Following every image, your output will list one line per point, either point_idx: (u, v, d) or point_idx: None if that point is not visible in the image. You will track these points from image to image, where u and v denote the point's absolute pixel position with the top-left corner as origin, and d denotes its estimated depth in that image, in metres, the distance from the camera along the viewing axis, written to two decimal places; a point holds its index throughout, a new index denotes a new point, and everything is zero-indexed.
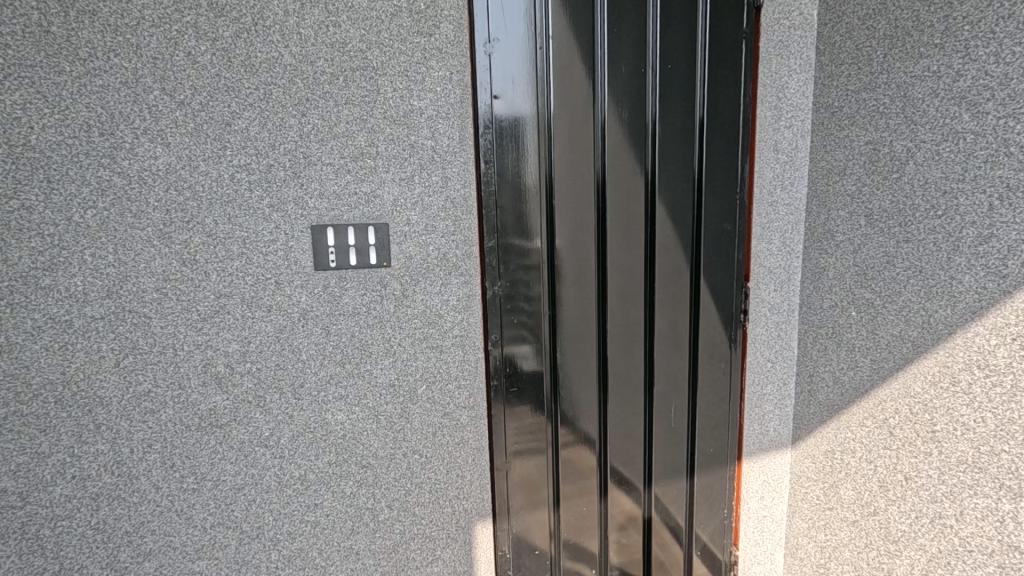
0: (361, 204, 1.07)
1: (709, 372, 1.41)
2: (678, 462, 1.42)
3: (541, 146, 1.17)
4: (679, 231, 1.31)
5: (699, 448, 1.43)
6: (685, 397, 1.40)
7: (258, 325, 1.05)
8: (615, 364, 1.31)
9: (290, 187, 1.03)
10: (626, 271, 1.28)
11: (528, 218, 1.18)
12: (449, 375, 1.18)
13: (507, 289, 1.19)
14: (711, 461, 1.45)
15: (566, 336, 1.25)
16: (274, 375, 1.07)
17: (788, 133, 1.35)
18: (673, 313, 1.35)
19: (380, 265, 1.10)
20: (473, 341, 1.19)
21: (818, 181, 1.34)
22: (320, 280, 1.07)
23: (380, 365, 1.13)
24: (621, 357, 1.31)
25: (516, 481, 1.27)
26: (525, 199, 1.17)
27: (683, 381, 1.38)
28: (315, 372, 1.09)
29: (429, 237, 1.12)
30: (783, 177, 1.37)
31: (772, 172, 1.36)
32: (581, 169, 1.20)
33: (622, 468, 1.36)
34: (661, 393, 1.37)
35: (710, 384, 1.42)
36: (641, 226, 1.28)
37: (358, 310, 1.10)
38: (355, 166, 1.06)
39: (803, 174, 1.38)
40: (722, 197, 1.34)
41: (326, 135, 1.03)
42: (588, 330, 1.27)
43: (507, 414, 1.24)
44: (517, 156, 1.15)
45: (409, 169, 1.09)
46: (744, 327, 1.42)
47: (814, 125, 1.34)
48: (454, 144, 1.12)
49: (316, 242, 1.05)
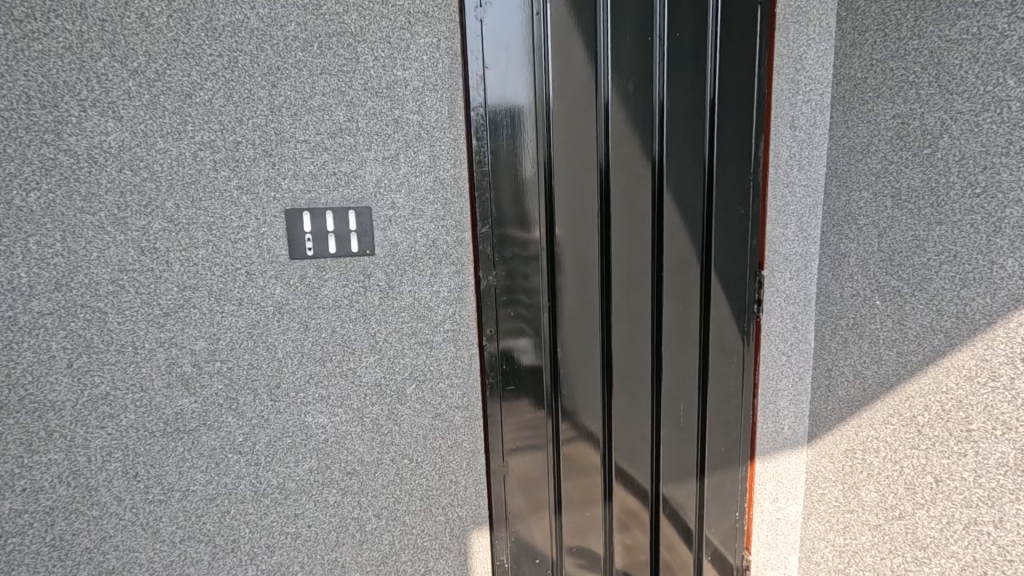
0: (340, 186, 0.97)
1: (721, 367, 1.32)
2: (686, 463, 1.33)
3: (539, 124, 1.06)
4: (689, 215, 1.21)
5: (710, 448, 1.34)
6: (695, 395, 1.30)
7: (228, 321, 0.95)
8: (621, 360, 1.21)
9: (260, 166, 0.92)
10: (632, 259, 1.18)
11: (525, 202, 1.08)
12: (441, 373, 1.09)
13: (502, 279, 1.10)
14: (722, 462, 1.36)
15: (567, 331, 1.16)
16: (248, 375, 0.97)
17: (807, 107, 1.25)
18: (681, 304, 1.25)
19: (364, 253, 1.00)
20: (465, 336, 1.10)
21: (839, 160, 1.24)
22: (296, 270, 0.97)
23: (365, 363, 1.03)
24: (627, 353, 1.22)
25: (514, 482, 1.18)
26: (522, 182, 1.07)
27: (693, 377, 1.29)
28: (293, 371, 1.00)
29: (416, 222, 1.02)
30: (800, 157, 1.27)
31: (788, 151, 1.26)
32: (583, 148, 1.10)
33: (628, 470, 1.27)
34: (669, 389, 1.27)
35: (721, 380, 1.32)
36: (648, 210, 1.18)
37: (339, 303, 1.00)
38: (333, 144, 0.96)
39: (822, 153, 1.28)
40: (736, 179, 1.24)
41: (300, 108, 0.93)
42: (591, 324, 1.18)
43: (504, 412, 1.14)
44: (512, 134, 1.05)
45: (393, 147, 0.99)
46: (757, 319, 1.32)
47: (834, 99, 1.24)
48: (443, 119, 1.02)
49: (292, 228, 0.95)
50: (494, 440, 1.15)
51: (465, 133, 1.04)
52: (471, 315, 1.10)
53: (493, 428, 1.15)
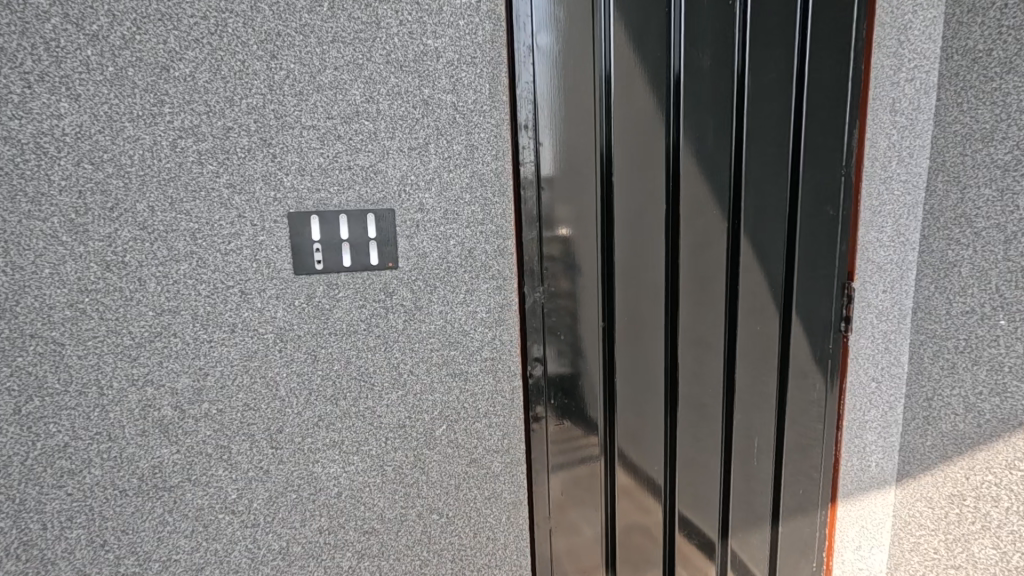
0: (356, 184, 0.78)
1: (798, 395, 1.13)
2: (759, 504, 1.15)
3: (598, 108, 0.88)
4: (768, 218, 1.03)
5: (785, 488, 1.16)
6: (771, 427, 1.12)
7: (219, 353, 0.76)
8: (686, 388, 1.04)
9: (257, 159, 0.74)
10: (701, 269, 1.00)
11: (582, 204, 0.90)
12: (477, 411, 0.89)
13: (552, 293, 0.91)
14: (798, 503, 1.18)
15: (628, 357, 0.98)
16: (243, 419, 0.78)
17: (905, 89, 1.01)
18: (757, 321, 1.07)
19: (385, 266, 0.81)
20: (507, 365, 0.90)
21: (949, 151, 0.98)
22: (303, 288, 0.78)
23: (386, 400, 0.84)
24: (693, 379, 1.04)
25: (561, 528, 1.00)
26: (577, 179, 0.89)
27: (768, 407, 1.11)
28: (299, 412, 0.81)
29: (449, 227, 0.83)
30: (896, 146, 1.04)
31: (885, 140, 1.04)
32: (649, 138, 0.92)
33: (693, 516, 1.09)
34: (741, 421, 1.10)
35: (799, 409, 1.14)
36: (721, 212, 1.00)
37: (354, 328, 0.81)
38: (347, 130, 0.76)
39: (926, 144, 1.02)
40: (823, 175, 1.05)
41: (306, 85, 0.74)
42: (654, 347, 0.99)
43: (551, 447, 0.96)
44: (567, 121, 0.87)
45: (421, 135, 0.80)
46: (845, 340, 1.13)
47: (943, 77, 0.98)
48: (482, 100, 0.82)
49: (296, 237, 0.76)
50: (539, 473, 0.96)
51: (510, 119, 0.85)
52: (515, 340, 0.91)
53: (537, 466, 0.96)
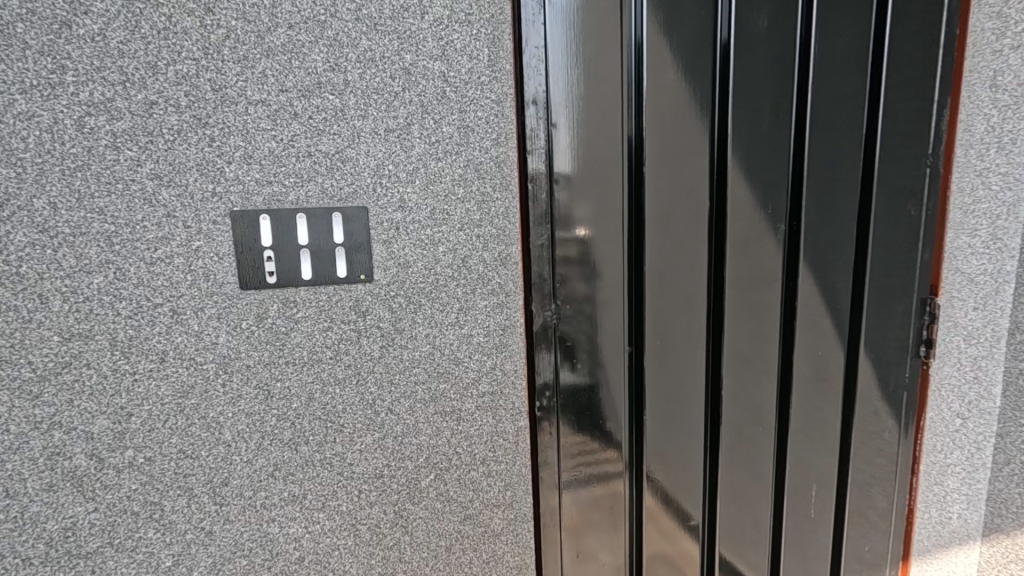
0: (318, 175, 0.61)
1: (867, 436, 0.92)
2: (814, 563, 0.95)
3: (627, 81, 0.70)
4: (833, 221, 0.82)
5: (846, 546, 0.95)
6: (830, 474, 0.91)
7: (146, 388, 0.61)
8: (728, 425, 0.85)
9: (189, 143, 0.57)
10: (752, 283, 0.81)
11: (605, 198, 0.72)
12: (472, 458, 0.72)
13: (566, 310, 0.73)
14: (863, 566, 0.96)
15: (659, 386, 0.80)
16: (178, 469, 0.63)
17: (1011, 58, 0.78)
18: (819, 346, 0.86)
19: (355, 279, 0.64)
20: (510, 402, 0.72)
21: None
22: (251, 307, 0.62)
23: (357, 445, 0.68)
24: (737, 415, 0.85)
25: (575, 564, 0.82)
26: (598, 171, 0.71)
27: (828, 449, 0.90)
28: (248, 460, 0.65)
29: (437, 231, 0.66)
30: (996, 131, 0.80)
31: (984, 123, 0.80)
32: (690, 120, 0.74)
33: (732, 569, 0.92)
34: (794, 466, 0.90)
35: (869, 456, 0.92)
36: (777, 213, 0.80)
37: (317, 358, 0.65)
38: (305, 107, 0.60)
39: None
40: (908, 166, 0.82)
41: (251, 49, 0.57)
42: (691, 375, 0.81)
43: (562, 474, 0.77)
44: (587, 98, 0.69)
45: (401, 113, 0.63)
46: (926, 368, 0.90)
47: None
48: (480, 69, 0.65)
49: (242, 242, 0.60)
50: (549, 498, 0.78)
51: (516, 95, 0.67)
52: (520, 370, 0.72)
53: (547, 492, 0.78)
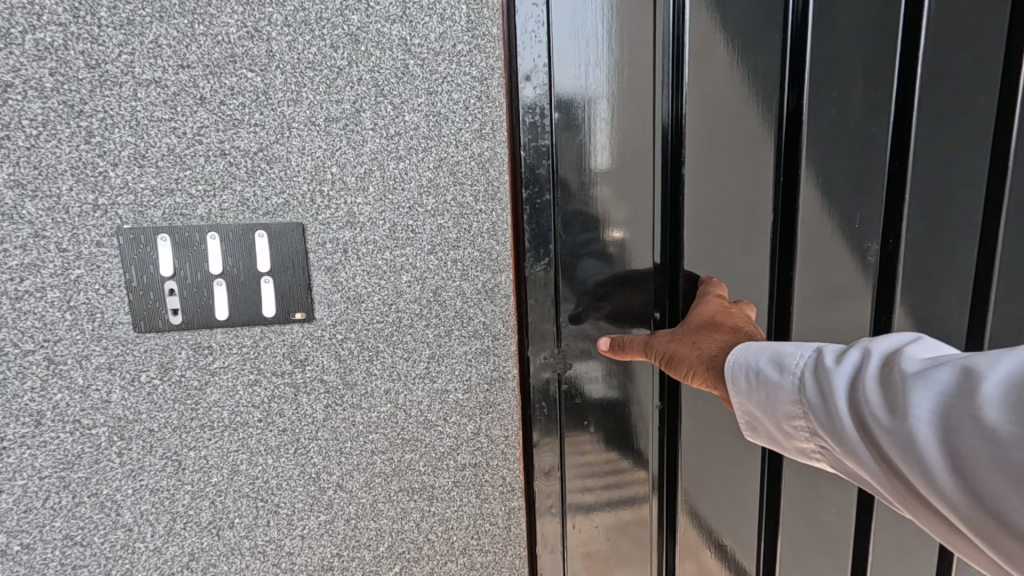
0: (237, 181, 0.46)
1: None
2: None
3: (661, 54, 0.52)
4: (946, 236, 0.55)
5: None
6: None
7: (18, 459, 0.46)
8: (789, 517, 0.61)
9: (59, 137, 0.43)
10: (831, 322, 0.58)
11: (628, 206, 0.54)
12: (449, 547, 0.56)
13: (575, 359, 0.55)
14: None
15: (695, 445, 0.60)
16: (63, 561, 0.49)
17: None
18: None
19: (288, 319, 0.48)
20: (499, 476, 0.56)
21: None
22: (153, 354, 0.47)
23: (299, 530, 0.52)
24: (799, 500, 0.61)
25: None
26: (622, 177, 0.53)
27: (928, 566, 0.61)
28: (157, 549, 0.50)
29: (398, 254, 0.49)
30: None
31: None
32: (748, 105, 0.54)
33: None
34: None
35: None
36: (867, 227, 0.57)
37: (241, 420, 0.49)
38: (215, 89, 0.44)
39: None
40: None
41: (139, 9, 0.42)
42: (740, 441, 0.60)
43: (569, 492, 0.58)
44: (608, 78, 0.51)
45: (347, 96, 0.46)
46: None
47: None
48: (455, 34, 0.48)
49: (136, 272, 0.45)
50: (560, 542, 0.59)
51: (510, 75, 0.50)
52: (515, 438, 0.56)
53: (555, 537, 0.59)
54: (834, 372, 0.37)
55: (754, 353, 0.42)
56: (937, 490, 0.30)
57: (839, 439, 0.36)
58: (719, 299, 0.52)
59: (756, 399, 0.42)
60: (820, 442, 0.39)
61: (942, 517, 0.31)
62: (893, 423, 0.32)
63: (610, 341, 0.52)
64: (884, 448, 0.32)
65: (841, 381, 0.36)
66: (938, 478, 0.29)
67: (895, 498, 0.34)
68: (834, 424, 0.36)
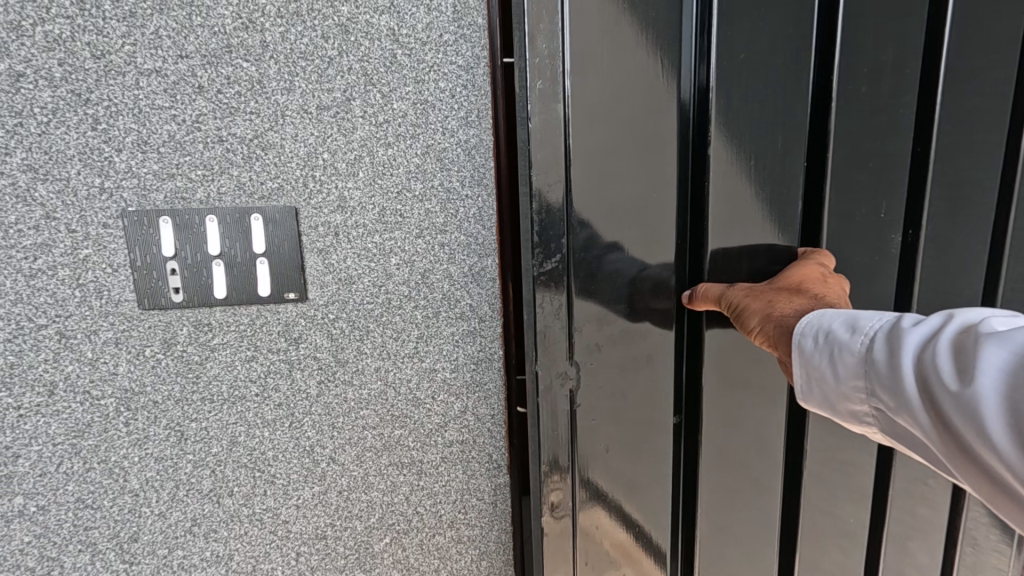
0: (233, 167, 0.48)
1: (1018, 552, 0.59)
2: None
3: (682, 28, 0.46)
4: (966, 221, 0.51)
5: None
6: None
7: (34, 426, 0.50)
8: (811, 524, 0.57)
9: (67, 124, 0.45)
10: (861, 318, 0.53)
11: (645, 199, 0.48)
12: (436, 520, 0.58)
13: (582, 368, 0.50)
14: None
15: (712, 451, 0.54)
16: (77, 522, 0.52)
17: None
18: None
19: (282, 299, 0.51)
20: (484, 454, 0.58)
21: None
22: (156, 331, 0.50)
23: (295, 501, 0.55)
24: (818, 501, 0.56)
25: None
26: (640, 172, 0.48)
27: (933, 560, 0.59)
28: (161, 513, 0.54)
29: (387, 238, 0.51)
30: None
31: None
32: (775, 80, 0.48)
33: None
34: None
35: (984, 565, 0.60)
36: (894, 215, 0.51)
37: (238, 394, 0.52)
38: (211, 77, 0.46)
39: None
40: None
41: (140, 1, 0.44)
42: (762, 446, 0.55)
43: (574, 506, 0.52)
44: (620, 58, 0.46)
45: (338, 85, 0.48)
46: None
47: None
48: (441, 24, 0.49)
49: (139, 252, 0.48)
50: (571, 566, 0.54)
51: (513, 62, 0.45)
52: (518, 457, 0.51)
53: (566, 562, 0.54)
54: (909, 332, 0.36)
55: (829, 316, 0.41)
56: (988, 448, 0.30)
57: (896, 395, 0.36)
58: (821, 268, 0.48)
59: (815, 356, 0.41)
60: (876, 404, 0.39)
61: (997, 481, 0.31)
62: (957, 384, 0.32)
63: (689, 291, 0.50)
64: (943, 409, 0.32)
65: (911, 339, 0.36)
66: (993, 436, 0.30)
67: (942, 460, 0.35)
68: (901, 381, 0.36)
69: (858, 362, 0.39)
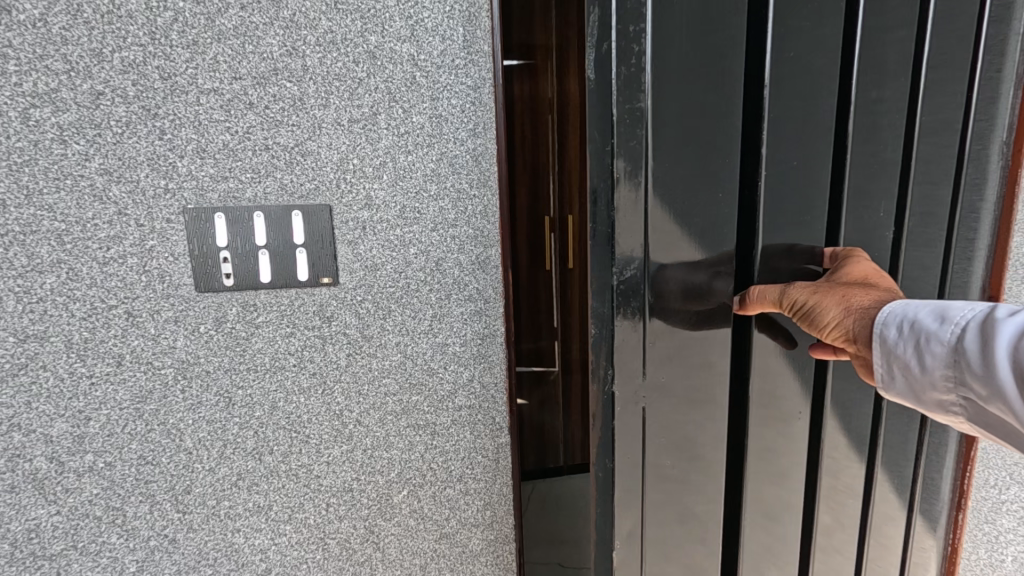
0: (277, 170, 0.57)
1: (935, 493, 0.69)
2: None
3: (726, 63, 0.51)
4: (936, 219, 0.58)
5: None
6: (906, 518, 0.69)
7: (103, 392, 0.58)
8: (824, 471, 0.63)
9: (137, 134, 0.54)
10: None
11: (711, 218, 0.53)
12: (448, 475, 0.67)
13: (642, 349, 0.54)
14: None
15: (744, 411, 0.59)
16: (138, 476, 0.61)
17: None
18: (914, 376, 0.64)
19: (318, 283, 0.60)
20: (489, 417, 0.67)
21: None
22: (210, 310, 0.58)
23: (327, 458, 0.64)
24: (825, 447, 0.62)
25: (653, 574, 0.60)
26: (703, 191, 0.52)
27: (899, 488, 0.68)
28: (210, 468, 0.62)
29: (407, 231, 0.60)
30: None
31: None
32: (803, 103, 0.53)
33: None
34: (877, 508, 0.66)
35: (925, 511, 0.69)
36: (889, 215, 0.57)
37: (279, 365, 0.61)
38: (261, 96, 0.55)
39: None
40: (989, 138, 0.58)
41: (202, 32, 0.53)
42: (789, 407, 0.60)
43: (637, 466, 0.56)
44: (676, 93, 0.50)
45: (366, 101, 0.57)
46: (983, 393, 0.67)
47: None
48: (453, 51, 0.58)
49: (197, 242, 0.56)
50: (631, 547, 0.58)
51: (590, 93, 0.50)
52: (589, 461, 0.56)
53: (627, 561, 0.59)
54: (997, 322, 0.42)
55: (913, 306, 0.47)
56: None
57: (947, 374, 0.46)
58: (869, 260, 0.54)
59: (899, 343, 0.47)
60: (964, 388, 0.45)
61: None
62: None
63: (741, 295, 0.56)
64: None
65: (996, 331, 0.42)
66: None
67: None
68: (992, 369, 0.42)
69: (949, 351, 0.45)
